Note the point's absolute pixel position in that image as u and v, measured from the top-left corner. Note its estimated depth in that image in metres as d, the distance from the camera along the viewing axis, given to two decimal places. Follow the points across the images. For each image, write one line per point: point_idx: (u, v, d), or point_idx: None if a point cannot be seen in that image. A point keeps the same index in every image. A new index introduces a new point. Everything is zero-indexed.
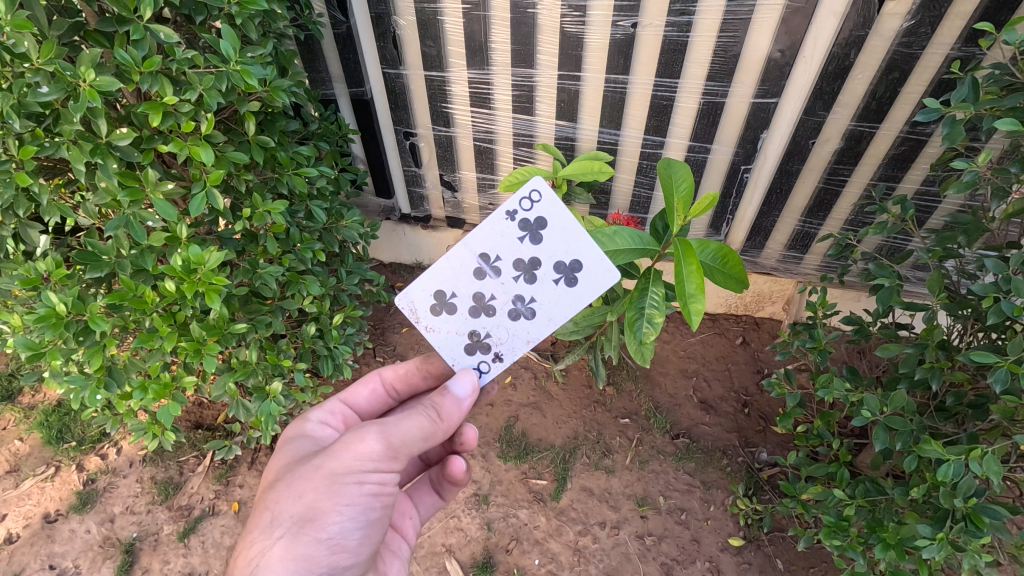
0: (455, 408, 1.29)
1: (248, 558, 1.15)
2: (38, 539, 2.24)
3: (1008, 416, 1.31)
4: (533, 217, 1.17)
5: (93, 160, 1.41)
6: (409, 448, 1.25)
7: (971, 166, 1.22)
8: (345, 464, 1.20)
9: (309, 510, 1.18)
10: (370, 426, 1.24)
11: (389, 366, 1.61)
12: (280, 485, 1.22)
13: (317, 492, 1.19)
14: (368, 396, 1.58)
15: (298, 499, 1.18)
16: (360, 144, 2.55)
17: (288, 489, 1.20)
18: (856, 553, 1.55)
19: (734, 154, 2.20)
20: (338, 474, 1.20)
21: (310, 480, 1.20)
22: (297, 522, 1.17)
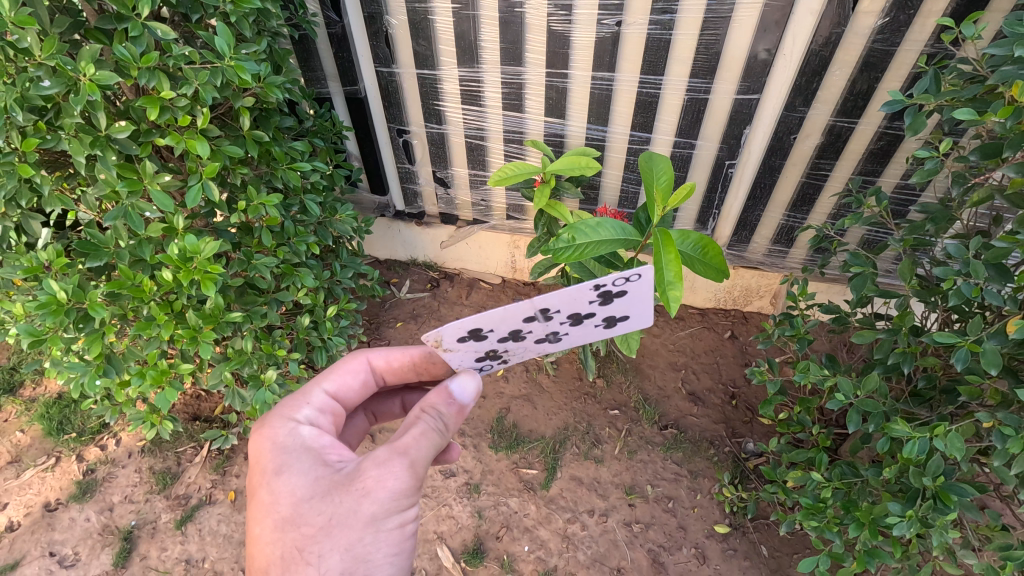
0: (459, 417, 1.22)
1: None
2: (38, 527, 2.29)
3: (973, 397, 1.36)
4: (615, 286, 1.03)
5: (92, 152, 1.47)
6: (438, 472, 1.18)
7: (932, 154, 1.35)
8: (387, 506, 1.09)
9: (356, 562, 1.07)
10: (398, 456, 1.11)
11: (378, 351, 1.44)
12: (311, 539, 1.06)
13: (365, 543, 1.07)
14: (358, 385, 1.42)
15: (339, 552, 1.06)
16: (354, 141, 2.62)
17: (327, 543, 1.06)
18: (833, 534, 1.60)
19: (719, 150, 2.26)
20: (376, 519, 1.08)
21: (353, 530, 1.06)
22: None
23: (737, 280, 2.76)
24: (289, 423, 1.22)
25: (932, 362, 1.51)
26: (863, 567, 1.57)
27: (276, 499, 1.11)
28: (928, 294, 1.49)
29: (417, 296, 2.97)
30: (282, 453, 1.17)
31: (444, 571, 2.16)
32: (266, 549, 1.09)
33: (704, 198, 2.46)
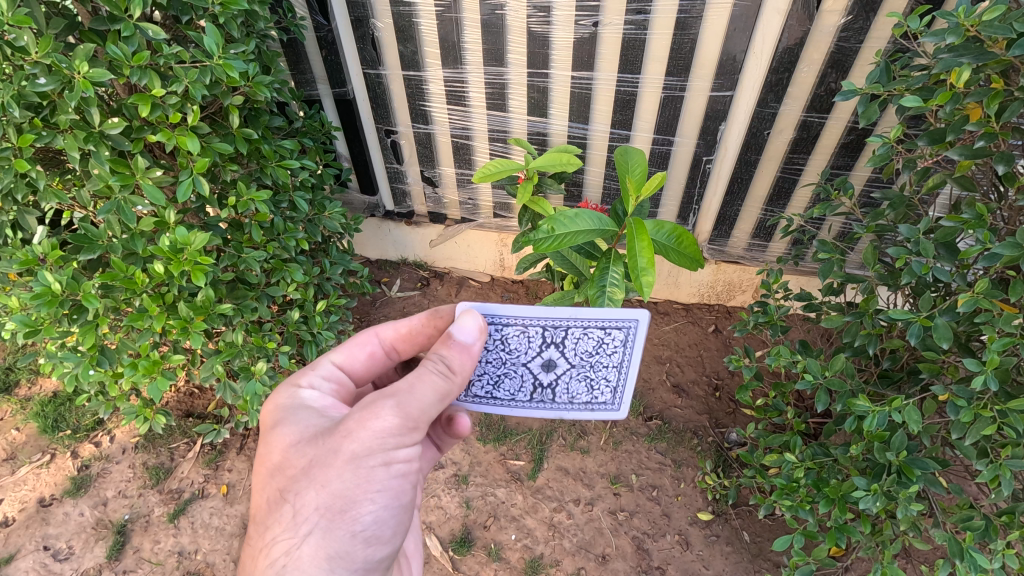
0: (462, 355, 1.25)
1: (274, 561, 1.11)
2: (32, 521, 2.32)
3: (934, 373, 1.44)
4: (618, 330, 1.31)
5: (86, 148, 1.53)
6: (429, 414, 1.19)
7: (884, 141, 1.48)
8: (367, 447, 1.12)
9: (336, 500, 1.12)
10: (384, 398, 1.15)
11: (387, 324, 1.49)
12: (295, 478, 1.14)
13: (343, 481, 1.12)
14: (364, 359, 1.47)
15: (319, 490, 1.12)
16: (344, 142, 2.68)
17: (305, 482, 1.12)
18: (805, 512, 1.66)
19: (696, 146, 2.33)
20: (359, 457, 1.12)
21: (331, 468, 1.12)
22: (324, 511, 1.12)
23: (720, 274, 2.82)
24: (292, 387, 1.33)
25: (895, 343, 1.56)
26: (835, 543, 1.62)
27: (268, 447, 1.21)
28: (890, 278, 1.54)
29: (407, 294, 3.02)
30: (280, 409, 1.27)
31: (432, 560, 2.19)
32: (263, 489, 1.19)
33: (683, 193, 2.53)
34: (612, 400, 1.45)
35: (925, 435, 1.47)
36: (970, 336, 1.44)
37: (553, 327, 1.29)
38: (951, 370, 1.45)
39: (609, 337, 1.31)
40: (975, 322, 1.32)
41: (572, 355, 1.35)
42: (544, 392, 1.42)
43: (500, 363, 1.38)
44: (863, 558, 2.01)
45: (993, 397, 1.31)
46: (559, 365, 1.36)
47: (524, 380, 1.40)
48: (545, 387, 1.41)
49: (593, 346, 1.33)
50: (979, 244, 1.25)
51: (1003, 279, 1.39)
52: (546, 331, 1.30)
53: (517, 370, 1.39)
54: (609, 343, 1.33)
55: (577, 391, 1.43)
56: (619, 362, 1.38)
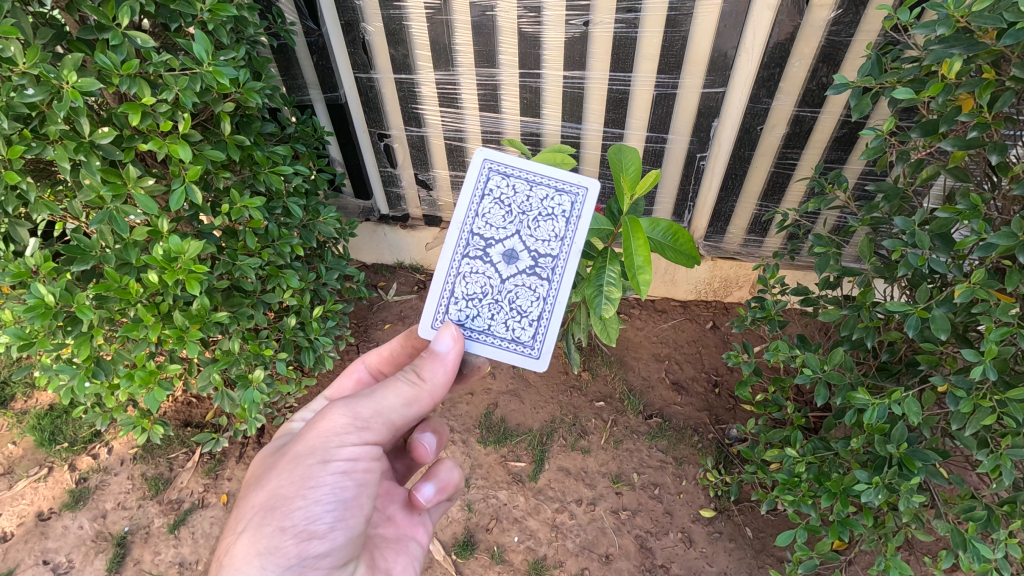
0: (434, 364, 1.34)
1: (221, 553, 1.17)
2: (31, 536, 2.30)
3: (932, 364, 1.44)
4: (492, 180, 1.41)
5: (77, 158, 1.52)
6: (382, 418, 1.26)
7: (876, 134, 1.48)
8: (311, 444, 1.22)
9: (274, 498, 1.18)
10: (336, 404, 1.28)
11: (371, 352, 1.66)
12: (253, 482, 1.26)
13: (282, 478, 1.20)
14: (354, 386, 1.63)
15: (263, 489, 1.21)
16: (336, 146, 2.67)
17: (257, 484, 1.23)
18: (807, 506, 1.66)
19: (689, 143, 2.33)
20: (302, 455, 1.22)
21: (277, 468, 1.22)
22: (261, 510, 1.18)
23: (717, 270, 2.81)
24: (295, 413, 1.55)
25: (893, 336, 1.56)
26: (837, 536, 1.62)
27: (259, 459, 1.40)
28: (885, 271, 1.54)
29: (404, 297, 3.01)
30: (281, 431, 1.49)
31: (435, 564, 2.18)
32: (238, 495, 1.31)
33: (678, 191, 2.53)
34: (573, 198, 1.41)
35: (926, 426, 1.47)
36: (967, 325, 1.44)
37: (462, 241, 1.41)
38: (949, 360, 1.45)
39: (495, 192, 1.41)
40: (971, 311, 1.32)
41: (501, 228, 1.41)
42: (545, 263, 1.41)
43: (502, 299, 1.42)
44: (866, 551, 2.01)
45: (993, 387, 1.31)
46: (510, 244, 1.41)
47: (526, 283, 1.41)
48: (537, 260, 1.40)
49: (501, 207, 1.41)
50: (974, 235, 1.25)
51: (999, 269, 1.39)
52: (469, 251, 1.42)
53: (512, 286, 1.41)
54: (504, 194, 1.41)
55: (553, 228, 1.41)
56: (525, 180, 1.42)
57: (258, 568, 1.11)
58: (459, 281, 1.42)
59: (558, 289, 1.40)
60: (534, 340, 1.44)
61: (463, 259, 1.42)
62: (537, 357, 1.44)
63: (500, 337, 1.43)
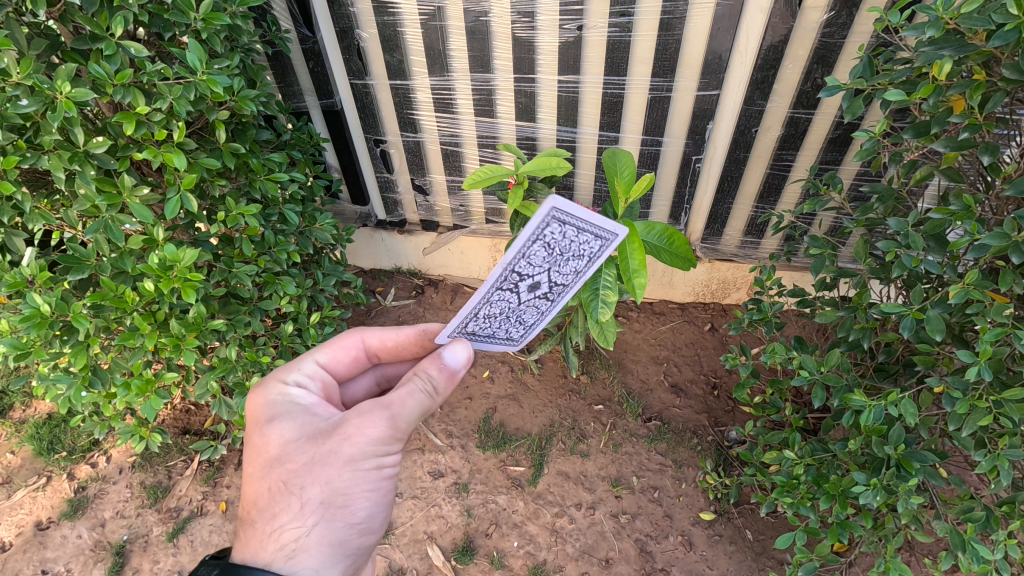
0: (448, 381, 1.32)
1: (275, 546, 1.16)
2: (30, 545, 2.29)
3: (929, 365, 1.44)
4: (549, 229, 1.17)
5: (72, 168, 1.53)
6: (414, 428, 1.28)
7: (869, 135, 1.48)
8: (363, 450, 1.21)
9: (335, 495, 1.19)
10: (376, 409, 1.23)
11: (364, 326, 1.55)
12: (295, 472, 1.19)
13: (342, 479, 1.20)
14: (347, 360, 1.52)
15: (319, 485, 1.18)
16: (333, 153, 2.67)
17: (307, 476, 1.18)
18: (806, 508, 1.66)
19: (685, 145, 2.34)
20: (354, 458, 1.21)
21: (331, 467, 1.19)
22: (322, 507, 1.18)
23: (715, 272, 2.81)
24: (279, 379, 1.37)
25: (890, 336, 1.56)
26: (836, 538, 1.62)
27: (258, 433, 1.26)
28: (881, 272, 1.54)
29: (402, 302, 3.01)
30: (269, 399, 1.31)
31: (435, 570, 2.17)
32: (252, 477, 1.22)
33: (675, 193, 2.53)
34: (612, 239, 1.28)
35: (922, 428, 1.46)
36: (963, 326, 1.43)
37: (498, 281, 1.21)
38: (946, 361, 1.45)
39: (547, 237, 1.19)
40: (966, 312, 1.32)
41: (536, 266, 1.24)
42: (558, 287, 1.34)
43: (513, 316, 1.35)
44: (867, 553, 2.00)
45: (988, 387, 1.31)
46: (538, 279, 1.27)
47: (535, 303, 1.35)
48: (552, 287, 1.33)
49: (546, 249, 1.21)
50: (968, 236, 1.24)
51: (993, 269, 1.39)
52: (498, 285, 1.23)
53: (527, 305, 1.33)
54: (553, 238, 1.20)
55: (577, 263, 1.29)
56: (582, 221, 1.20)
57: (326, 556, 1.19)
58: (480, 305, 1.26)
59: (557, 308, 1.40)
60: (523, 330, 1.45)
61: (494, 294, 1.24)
62: (518, 342, 1.47)
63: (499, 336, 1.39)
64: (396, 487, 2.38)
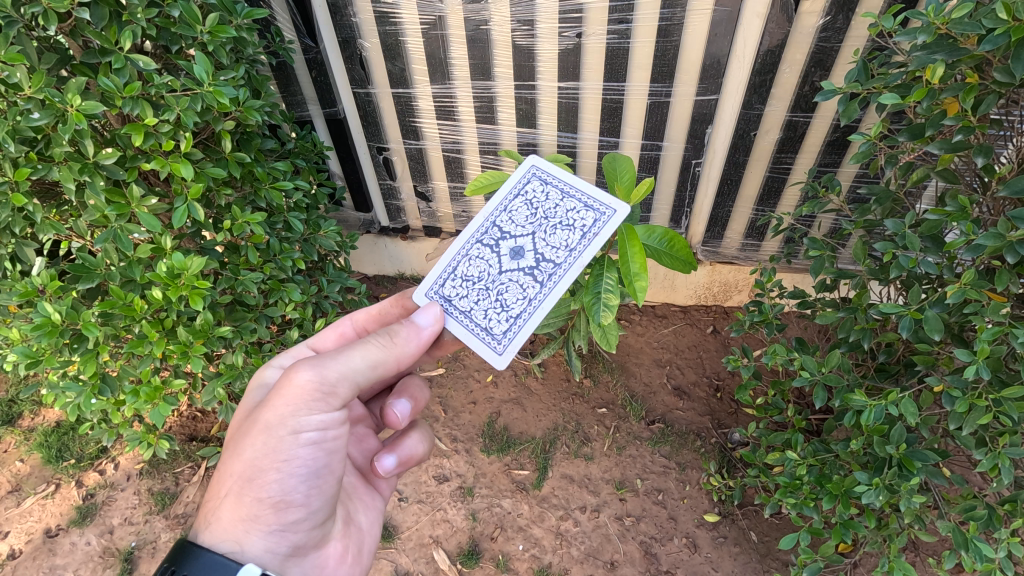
0: (410, 334, 1.40)
1: (205, 510, 1.27)
2: (39, 553, 2.31)
3: (929, 365, 1.47)
4: (532, 183, 1.55)
5: (81, 179, 1.56)
6: (348, 382, 1.28)
7: (864, 137, 1.50)
8: (277, 413, 1.24)
9: (250, 470, 1.25)
10: (302, 363, 1.27)
11: (360, 309, 1.69)
12: (229, 444, 1.31)
13: (254, 449, 1.25)
14: (336, 339, 1.67)
15: (238, 458, 1.26)
16: (336, 160, 2.70)
17: (232, 447, 1.29)
18: (809, 509, 1.67)
19: (684, 150, 2.36)
20: (269, 425, 1.24)
21: (250, 436, 1.26)
22: (238, 480, 1.25)
23: (716, 275, 2.83)
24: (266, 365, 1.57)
25: (890, 337, 1.58)
26: (841, 539, 1.62)
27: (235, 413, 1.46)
28: (880, 272, 1.55)
29: None
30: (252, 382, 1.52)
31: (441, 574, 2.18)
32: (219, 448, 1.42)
33: (675, 196, 2.55)
34: (597, 216, 1.48)
35: (923, 427, 1.47)
36: (962, 325, 1.45)
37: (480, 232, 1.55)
38: (946, 360, 1.46)
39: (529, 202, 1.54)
40: (965, 311, 1.33)
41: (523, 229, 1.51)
42: (546, 266, 1.46)
43: (491, 288, 1.50)
44: (871, 553, 2.01)
45: (987, 385, 1.32)
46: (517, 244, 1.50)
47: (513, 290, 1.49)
48: (540, 261, 1.47)
49: (528, 208, 1.53)
50: (963, 237, 1.26)
51: (991, 269, 1.40)
52: (484, 238, 1.54)
53: (506, 280, 1.49)
54: (536, 196, 1.53)
55: (568, 237, 1.48)
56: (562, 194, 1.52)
57: (244, 533, 1.24)
58: (462, 261, 1.54)
59: (546, 292, 1.45)
60: (503, 336, 1.49)
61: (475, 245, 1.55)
62: (501, 355, 1.48)
63: (478, 320, 1.50)
64: (402, 492, 2.39)
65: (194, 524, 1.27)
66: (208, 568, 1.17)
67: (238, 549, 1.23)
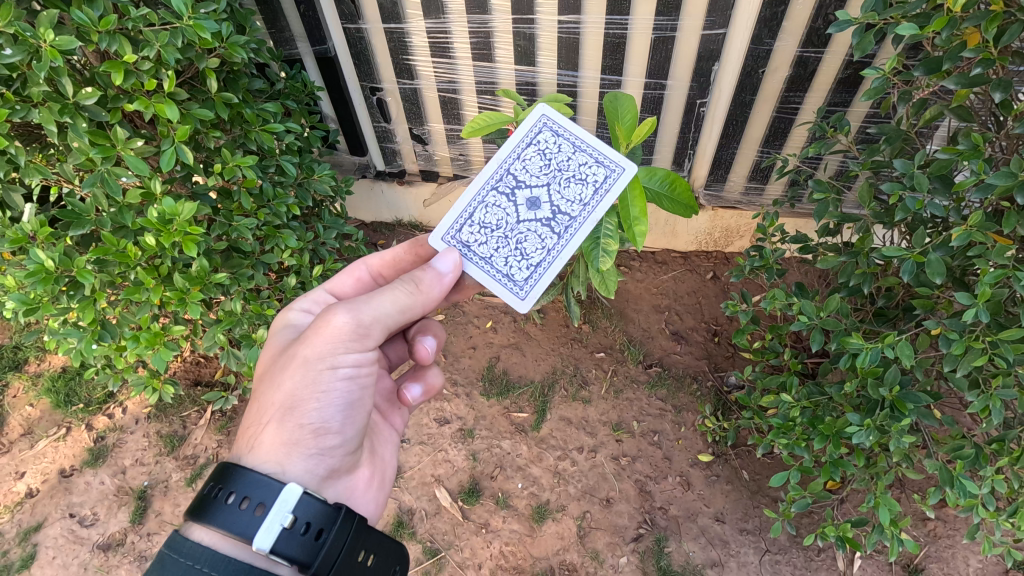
0: (434, 279, 1.44)
1: (247, 438, 1.30)
2: (56, 491, 2.40)
3: (928, 309, 1.44)
4: (543, 134, 1.58)
5: (63, 120, 1.51)
6: (381, 324, 1.35)
7: (877, 73, 1.43)
8: (318, 350, 1.30)
9: (291, 400, 1.29)
10: (338, 306, 1.33)
11: (374, 253, 1.71)
12: (266, 378, 1.35)
13: (295, 382, 1.30)
14: (353, 284, 1.69)
15: (280, 390, 1.30)
16: (329, 102, 2.63)
17: (271, 380, 1.33)
18: (801, 449, 1.71)
19: (690, 89, 2.27)
20: (311, 360, 1.30)
21: (290, 369, 1.31)
22: (280, 408, 1.29)
23: (718, 220, 2.79)
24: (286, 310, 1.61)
25: (890, 281, 1.57)
26: (829, 476, 1.67)
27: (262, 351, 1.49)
28: (885, 215, 1.53)
29: None
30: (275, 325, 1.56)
31: (443, 511, 2.27)
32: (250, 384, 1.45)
33: (678, 138, 2.48)
34: (608, 172, 1.56)
35: (918, 369, 1.48)
36: (965, 269, 1.43)
37: (495, 176, 1.59)
38: (945, 305, 1.46)
39: (540, 148, 1.58)
40: (969, 254, 1.31)
41: (538, 178, 1.57)
42: (562, 219, 1.57)
43: (511, 237, 1.59)
44: (858, 489, 2.08)
45: (985, 328, 1.32)
46: (535, 194, 1.57)
47: (533, 236, 1.58)
48: (556, 214, 1.57)
49: (542, 158, 1.58)
50: (974, 176, 1.23)
51: (1000, 212, 1.37)
52: (500, 185, 1.59)
53: (524, 229, 1.58)
54: (548, 146, 1.58)
55: (581, 192, 1.57)
56: (573, 144, 1.57)
57: (285, 456, 1.27)
58: (478, 208, 1.59)
59: (566, 244, 1.57)
60: (525, 283, 1.61)
61: (493, 191, 1.59)
62: (523, 300, 1.61)
63: (503, 274, 1.60)
64: (404, 434, 2.46)
65: (236, 450, 1.30)
66: (254, 485, 1.17)
67: (281, 471, 1.26)
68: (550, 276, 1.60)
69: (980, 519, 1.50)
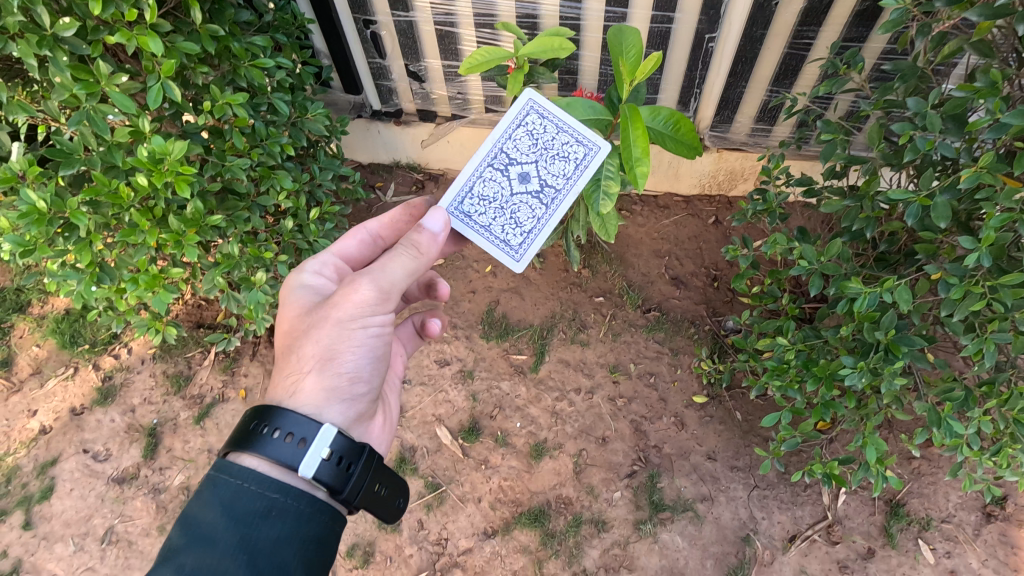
0: (430, 242, 1.43)
1: (279, 391, 1.30)
2: (69, 428, 2.47)
3: (929, 254, 1.42)
4: (531, 115, 1.67)
5: (43, 54, 1.45)
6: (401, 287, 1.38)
7: (897, 4, 1.35)
8: (349, 311, 1.32)
9: (327, 358, 1.31)
10: (360, 273, 1.34)
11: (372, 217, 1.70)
12: (297, 339, 1.35)
13: (330, 342, 1.32)
14: (356, 245, 1.67)
15: (315, 349, 1.31)
16: (321, 36, 2.51)
17: (303, 339, 1.33)
18: (793, 391, 1.74)
19: (698, 23, 2.16)
20: (343, 320, 1.32)
21: (323, 329, 1.32)
22: (317, 364, 1.31)
23: (722, 163, 2.73)
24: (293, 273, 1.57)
25: (894, 226, 1.55)
26: (820, 417, 1.71)
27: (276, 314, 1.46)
28: (893, 157, 1.49)
29: (402, 198, 2.99)
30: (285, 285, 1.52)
31: (444, 448, 2.35)
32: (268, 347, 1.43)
33: (684, 76, 2.39)
34: (587, 149, 1.65)
35: (915, 314, 1.49)
36: (970, 214, 1.41)
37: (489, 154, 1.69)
38: (948, 250, 1.44)
39: (528, 128, 1.67)
40: (976, 198, 1.29)
41: (527, 157, 1.69)
42: (549, 192, 1.69)
43: (506, 209, 1.71)
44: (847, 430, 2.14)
45: (986, 273, 1.31)
46: (524, 171, 1.69)
47: (525, 207, 1.71)
48: (544, 187, 1.69)
49: (530, 138, 1.68)
50: (988, 115, 1.19)
51: (1012, 153, 1.34)
52: (494, 162, 1.69)
53: (517, 202, 1.71)
54: (535, 126, 1.67)
55: (565, 168, 1.67)
56: (558, 124, 1.66)
57: (324, 400, 1.30)
58: (477, 182, 1.69)
59: (553, 215, 1.70)
60: (520, 247, 1.75)
61: (487, 168, 1.69)
62: (518, 262, 1.75)
63: (498, 237, 1.73)
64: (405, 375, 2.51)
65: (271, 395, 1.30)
66: (296, 423, 1.20)
67: (318, 413, 1.28)
68: (542, 240, 1.75)
69: (962, 458, 1.56)
